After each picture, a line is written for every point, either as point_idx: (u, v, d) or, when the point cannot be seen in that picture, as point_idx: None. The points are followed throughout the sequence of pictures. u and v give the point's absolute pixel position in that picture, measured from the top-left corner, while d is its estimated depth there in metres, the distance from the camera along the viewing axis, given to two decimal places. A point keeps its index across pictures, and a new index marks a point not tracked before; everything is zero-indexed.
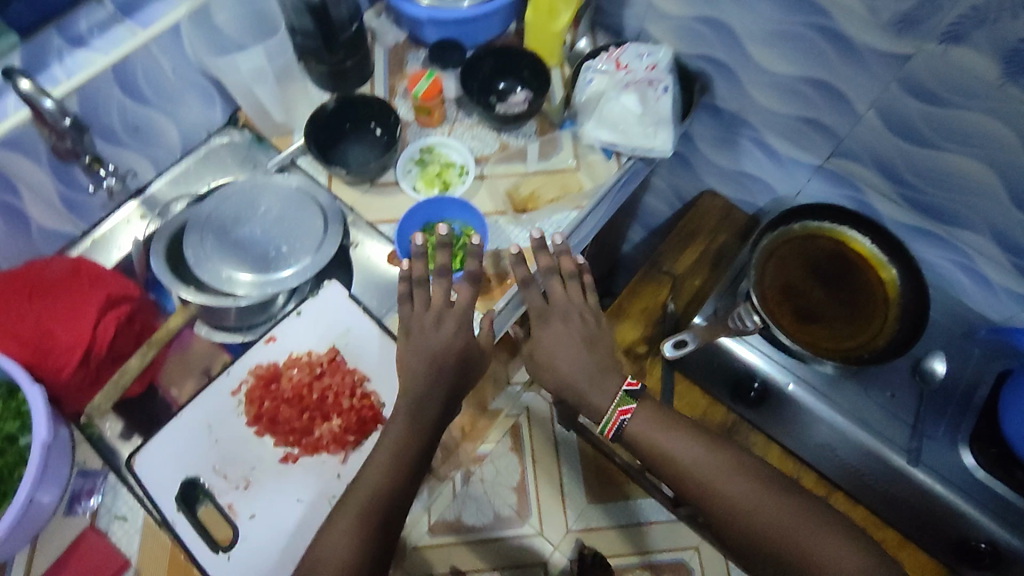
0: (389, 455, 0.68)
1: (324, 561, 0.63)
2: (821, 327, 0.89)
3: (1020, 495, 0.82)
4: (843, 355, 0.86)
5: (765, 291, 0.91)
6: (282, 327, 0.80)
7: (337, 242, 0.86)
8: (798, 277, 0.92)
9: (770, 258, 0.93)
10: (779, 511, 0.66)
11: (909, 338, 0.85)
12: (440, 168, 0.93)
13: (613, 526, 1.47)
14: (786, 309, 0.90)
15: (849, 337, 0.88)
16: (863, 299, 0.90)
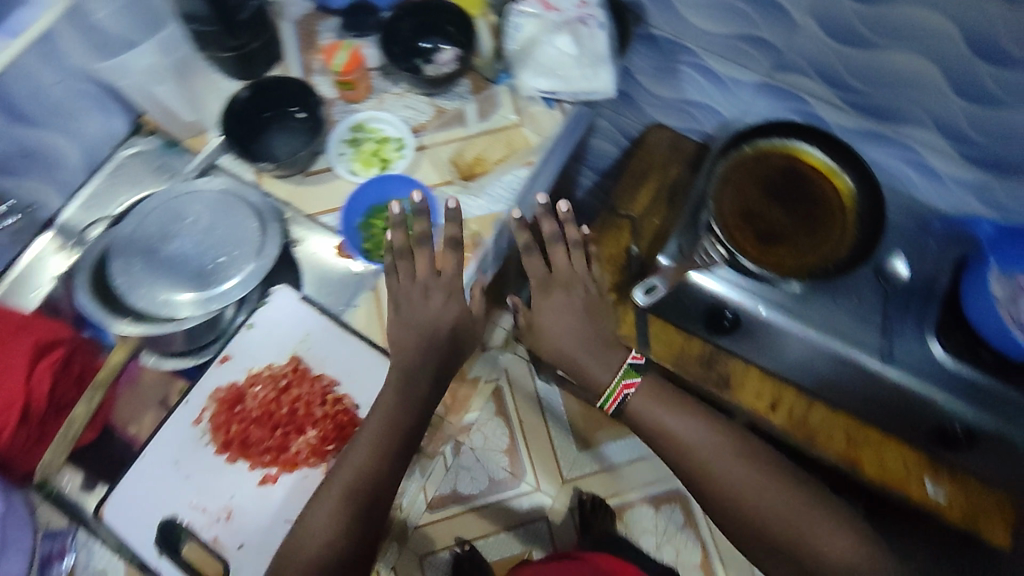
0: (380, 428, 0.67)
1: (307, 538, 0.63)
2: (785, 245, 0.89)
3: (987, 376, 0.84)
4: (810, 269, 0.86)
5: (725, 218, 0.89)
6: (236, 343, 0.74)
7: (277, 242, 0.80)
8: (756, 198, 0.91)
9: (725, 184, 0.91)
10: (778, 505, 0.71)
11: (869, 240, 0.86)
12: (376, 145, 0.86)
13: (607, 469, 1.52)
14: (748, 232, 0.89)
15: (813, 249, 0.88)
16: (822, 211, 0.90)
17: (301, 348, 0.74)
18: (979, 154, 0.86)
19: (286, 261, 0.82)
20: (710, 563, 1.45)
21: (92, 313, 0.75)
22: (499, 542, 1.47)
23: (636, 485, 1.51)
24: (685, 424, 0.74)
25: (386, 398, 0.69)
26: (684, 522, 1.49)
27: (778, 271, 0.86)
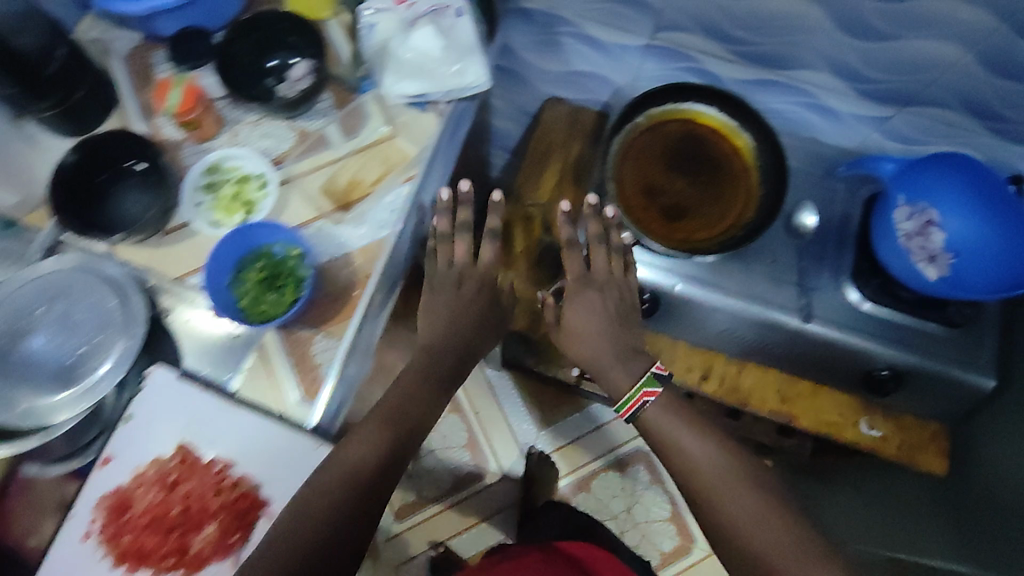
0: (339, 471, 0.64)
1: (307, 510, 0.62)
2: (693, 216, 0.85)
3: (906, 314, 0.85)
4: (720, 238, 0.83)
5: (628, 199, 0.85)
6: (113, 442, 0.68)
7: (142, 319, 0.72)
8: (658, 171, 0.86)
9: (624, 162, 0.86)
10: (778, 532, 0.62)
11: (772, 198, 0.82)
12: (235, 188, 0.77)
13: (570, 442, 1.52)
14: (654, 209, 0.85)
15: (721, 216, 0.84)
16: (724, 174, 0.86)
17: (188, 434, 0.69)
18: (876, 90, 0.82)
19: (162, 334, 0.74)
20: (681, 515, 1.48)
21: None
22: (475, 537, 1.46)
23: (599, 452, 1.51)
24: (699, 446, 0.68)
25: (355, 440, 0.67)
26: (652, 480, 1.50)
27: (688, 248, 0.82)
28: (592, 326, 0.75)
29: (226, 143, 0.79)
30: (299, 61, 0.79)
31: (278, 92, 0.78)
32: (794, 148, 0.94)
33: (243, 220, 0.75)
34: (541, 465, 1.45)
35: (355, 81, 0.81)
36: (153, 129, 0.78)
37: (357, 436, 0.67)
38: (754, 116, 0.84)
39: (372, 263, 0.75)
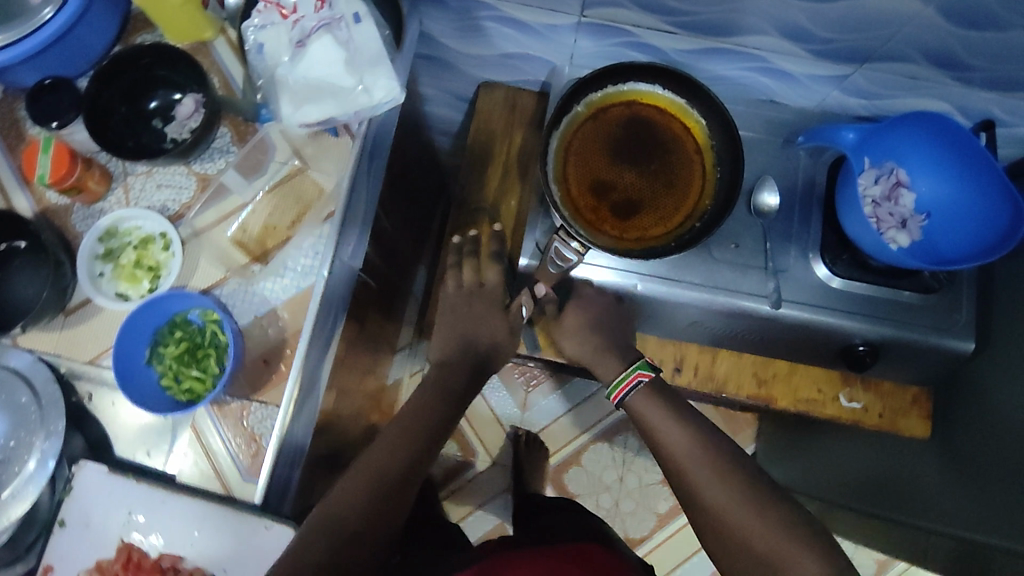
0: (366, 473, 0.65)
1: (334, 518, 0.61)
2: (646, 211, 0.78)
3: (879, 285, 0.80)
4: (676, 234, 0.77)
5: (575, 201, 0.77)
6: (52, 550, 0.65)
7: (59, 412, 0.66)
8: (604, 166, 0.78)
9: (567, 160, 0.78)
10: (752, 513, 0.61)
11: (733, 184, 0.75)
12: (136, 253, 0.70)
13: (557, 419, 1.49)
14: (603, 208, 0.77)
15: (676, 207, 0.78)
16: (676, 160, 0.79)
17: (128, 530, 0.65)
18: (832, 49, 0.74)
19: (88, 419, 0.69)
20: None
21: None
22: (476, 521, 1.45)
23: (587, 425, 1.49)
24: (675, 431, 0.69)
25: (383, 448, 0.68)
26: (642, 446, 1.48)
27: (643, 249, 0.76)
28: (587, 319, 0.82)
29: (120, 200, 0.71)
30: (184, 96, 0.71)
31: (169, 137, 0.70)
32: (751, 115, 0.86)
33: (151, 287, 0.70)
34: (529, 448, 1.43)
35: (253, 110, 0.72)
36: (35, 197, 0.70)
37: (384, 446, 0.68)
38: (704, 94, 0.76)
39: (301, 315, 0.69)
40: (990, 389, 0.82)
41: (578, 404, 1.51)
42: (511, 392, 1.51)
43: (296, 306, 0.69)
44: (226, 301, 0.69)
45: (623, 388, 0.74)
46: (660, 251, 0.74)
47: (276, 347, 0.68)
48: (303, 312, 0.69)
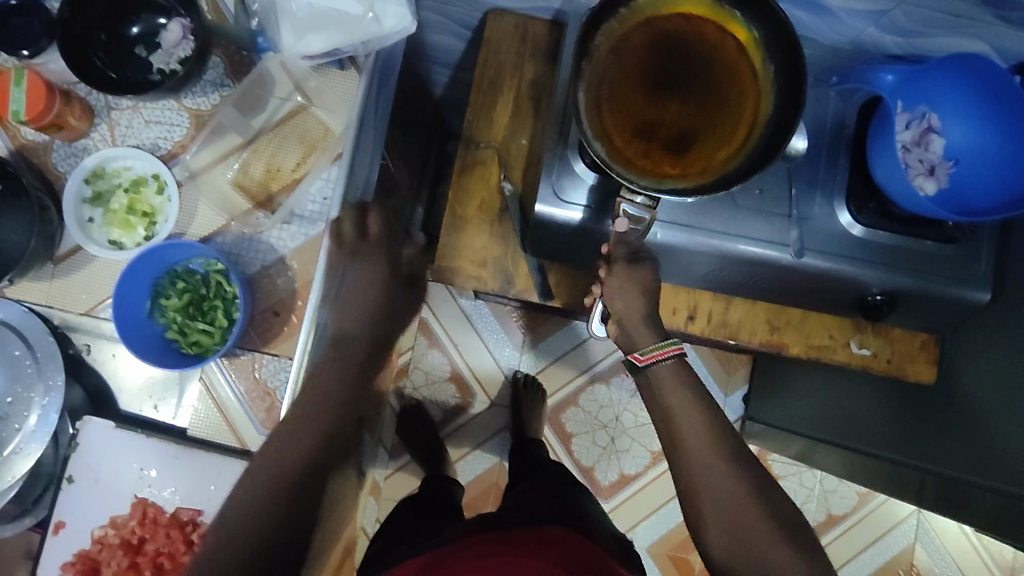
0: (278, 454, 0.56)
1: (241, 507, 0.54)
2: (706, 141, 0.66)
3: (902, 236, 0.78)
4: (747, 150, 0.65)
5: (623, 153, 0.65)
6: (61, 505, 0.62)
7: (58, 365, 0.62)
8: (643, 103, 0.66)
9: (600, 111, 0.66)
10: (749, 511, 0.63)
11: (790, 97, 0.64)
12: (127, 197, 0.65)
13: (554, 362, 1.50)
14: (656, 149, 0.66)
15: (732, 130, 0.66)
16: (718, 76, 0.67)
17: (141, 488, 0.63)
18: None
19: (83, 372, 0.67)
20: None
21: None
22: (474, 461, 1.46)
23: (584, 367, 1.50)
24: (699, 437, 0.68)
25: (274, 443, 0.56)
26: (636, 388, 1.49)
27: (716, 178, 0.64)
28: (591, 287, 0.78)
29: (105, 138, 0.66)
30: (170, 21, 0.64)
31: (156, 71, 0.64)
32: None
33: (147, 234, 0.65)
34: (527, 390, 1.44)
35: (247, 36, 0.64)
36: (11, 134, 0.64)
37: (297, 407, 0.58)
38: None
39: (310, 264, 0.65)
40: (987, 354, 0.83)
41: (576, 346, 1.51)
42: (510, 335, 1.50)
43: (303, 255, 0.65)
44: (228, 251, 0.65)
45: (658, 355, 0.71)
46: (731, 179, 0.63)
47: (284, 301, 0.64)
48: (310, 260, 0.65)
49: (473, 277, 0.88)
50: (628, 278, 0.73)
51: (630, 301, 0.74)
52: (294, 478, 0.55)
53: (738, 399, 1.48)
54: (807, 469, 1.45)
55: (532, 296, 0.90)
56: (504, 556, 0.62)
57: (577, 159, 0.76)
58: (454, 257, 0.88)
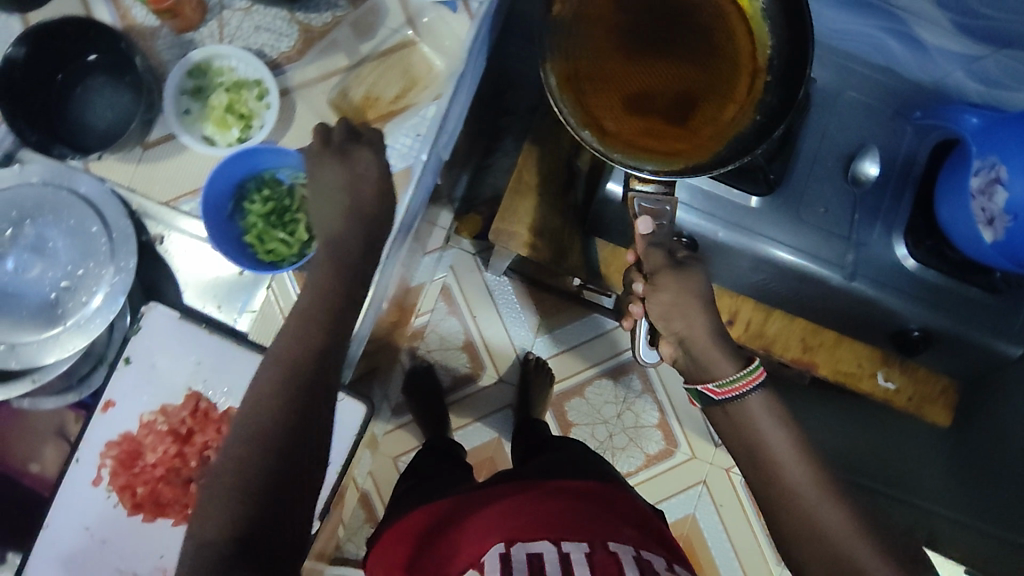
0: (278, 363, 0.55)
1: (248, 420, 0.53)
2: (704, 109, 0.68)
3: (952, 278, 0.80)
4: (751, 107, 0.68)
5: (623, 134, 0.67)
6: (113, 385, 0.63)
7: (133, 248, 0.63)
8: (625, 82, 0.69)
9: (592, 95, 0.67)
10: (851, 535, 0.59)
11: (791, 70, 0.67)
12: (228, 96, 0.65)
13: (568, 349, 1.52)
14: (652, 126, 0.68)
15: (726, 98, 0.69)
16: (702, 45, 0.70)
17: (196, 381, 0.64)
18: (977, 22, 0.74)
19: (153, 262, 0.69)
20: (669, 423, 1.50)
21: None
22: (475, 431, 1.48)
23: (596, 360, 1.52)
24: (780, 435, 0.65)
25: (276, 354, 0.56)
26: (643, 389, 1.51)
27: (727, 142, 0.67)
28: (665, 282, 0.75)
29: (212, 35, 0.67)
30: None
31: None
32: (868, 81, 0.82)
33: (241, 136, 0.66)
34: (537, 371, 1.46)
35: None
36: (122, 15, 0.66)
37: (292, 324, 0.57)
38: None
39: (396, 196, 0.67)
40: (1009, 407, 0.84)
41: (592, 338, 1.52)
42: (528, 315, 1.52)
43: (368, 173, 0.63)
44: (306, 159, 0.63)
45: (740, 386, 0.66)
46: (737, 145, 0.66)
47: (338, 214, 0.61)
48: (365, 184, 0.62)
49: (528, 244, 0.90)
50: (680, 286, 0.68)
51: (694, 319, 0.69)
52: (301, 387, 0.55)
53: None
54: None
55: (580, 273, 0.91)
56: (546, 521, 0.66)
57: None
58: (512, 221, 0.90)
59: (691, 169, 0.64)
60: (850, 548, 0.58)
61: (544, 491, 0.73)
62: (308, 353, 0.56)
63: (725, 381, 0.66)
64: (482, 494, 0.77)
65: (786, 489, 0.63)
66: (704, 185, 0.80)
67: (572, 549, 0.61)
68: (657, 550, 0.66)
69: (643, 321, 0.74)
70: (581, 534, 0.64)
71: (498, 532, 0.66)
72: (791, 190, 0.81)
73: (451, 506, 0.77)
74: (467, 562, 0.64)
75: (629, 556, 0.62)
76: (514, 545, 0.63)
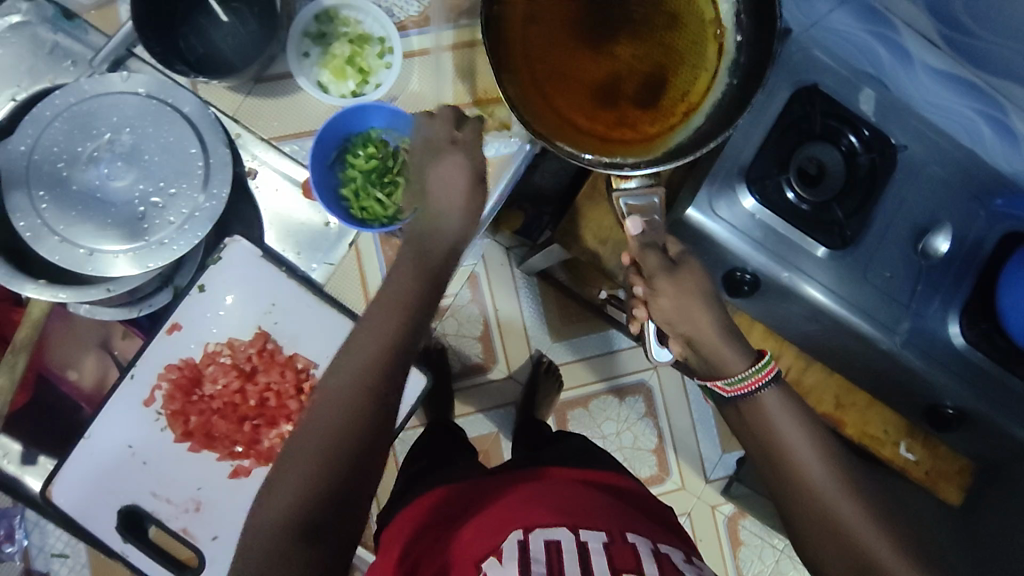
0: (337, 390, 0.52)
1: (312, 437, 0.51)
2: (672, 86, 0.69)
3: (999, 365, 0.81)
4: (722, 76, 0.68)
5: (595, 130, 0.67)
6: (184, 309, 0.62)
7: (230, 174, 0.62)
8: (586, 71, 0.68)
9: (556, 93, 0.66)
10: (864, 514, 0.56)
11: (761, 41, 0.65)
12: (351, 48, 0.65)
13: (579, 359, 1.47)
14: (622, 116, 0.68)
15: (693, 69, 0.69)
16: (658, 23, 0.69)
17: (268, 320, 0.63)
18: None
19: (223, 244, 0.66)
20: (665, 452, 1.47)
21: None
22: (479, 422, 1.45)
23: (605, 375, 1.48)
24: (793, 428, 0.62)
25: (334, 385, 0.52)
26: (646, 413, 1.47)
27: (702, 115, 0.67)
28: None
29: None
30: None
31: None
32: (953, 160, 0.83)
33: (356, 89, 0.66)
34: (547, 375, 1.41)
35: None
36: None
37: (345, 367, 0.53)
38: None
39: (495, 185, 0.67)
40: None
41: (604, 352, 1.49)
42: (548, 317, 1.47)
43: (455, 169, 0.60)
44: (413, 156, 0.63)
45: (751, 383, 0.63)
46: (714, 114, 0.66)
47: (421, 227, 0.59)
48: (456, 174, 0.60)
49: (590, 248, 0.90)
50: (680, 289, 0.68)
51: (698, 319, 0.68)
52: (366, 413, 0.52)
53: (732, 458, 1.47)
54: (771, 545, 1.45)
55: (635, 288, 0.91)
56: (566, 510, 0.69)
57: (745, 193, 0.81)
58: (580, 224, 0.90)
59: (674, 153, 0.65)
60: (873, 544, 0.55)
61: (553, 486, 0.76)
62: (360, 413, 0.52)
63: (735, 378, 0.64)
64: (492, 482, 0.80)
65: (806, 482, 0.59)
66: (779, 228, 0.81)
67: (589, 538, 0.63)
68: (667, 541, 0.70)
69: (650, 325, 0.76)
70: (596, 524, 0.66)
71: (521, 521, 0.66)
72: (861, 250, 0.82)
73: (464, 496, 0.78)
74: (484, 548, 0.63)
75: (647, 549, 0.64)
76: (532, 532, 0.64)
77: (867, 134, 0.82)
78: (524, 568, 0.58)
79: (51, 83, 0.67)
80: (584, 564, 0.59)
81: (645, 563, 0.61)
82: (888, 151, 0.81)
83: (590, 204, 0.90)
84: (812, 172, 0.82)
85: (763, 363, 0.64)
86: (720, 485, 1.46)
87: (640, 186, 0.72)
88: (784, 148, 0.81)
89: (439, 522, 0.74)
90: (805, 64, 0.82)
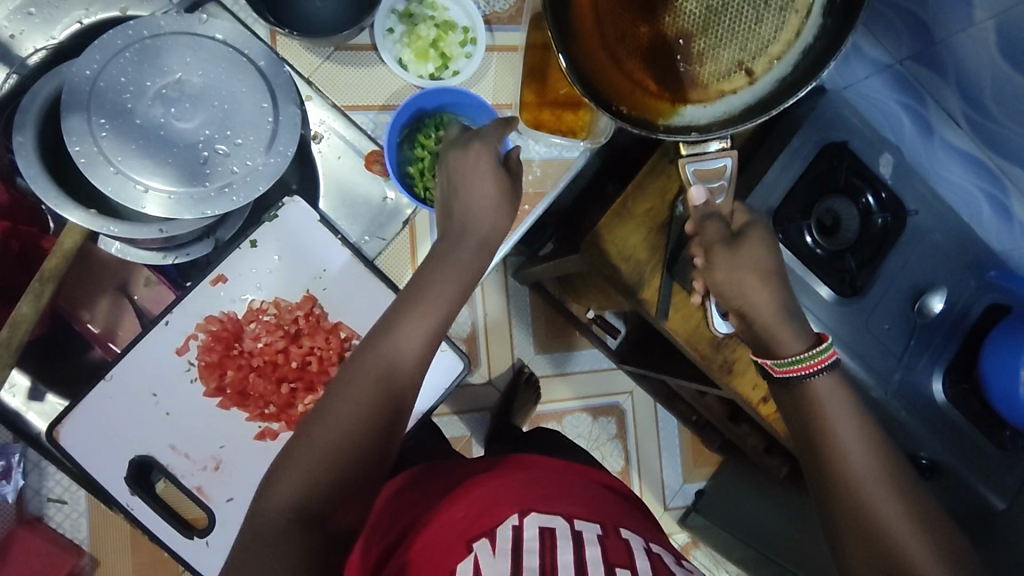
0: (352, 399, 0.55)
1: (315, 439, 0.53)
2: (757, 32, 0.50)
3: (971, 423, 0.87)
4: (818, 12, 0.48)
5: (661, 97, 0.51)
6: (232, 262, 0.61)
7: (297, 137, 0.61)
8: (650, 18, 0.51)
9: (614, 56, 0.51)
10: (895, 509, 0.55)
11: None
12: (436, 32, 0.68)
13: (559, 375, 1.36)
14: (692, 71, 0.51)
15: (786, 6, 0.49)
16: None
17: (314, 288, 0.62)
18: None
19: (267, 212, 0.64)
20: (630, 475, 1.38)
21: (27, 174, 0.57)
22: (453, 423, 1.30)
23: (582, 394, 1.37)
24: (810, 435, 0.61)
25: (345, 395, 0.55)
26: (616, 434, 1.38)
27: (793, 71, 0.49)
28: None
29: None
30: None
31: None
32: (952, 232, 0.90)
33: (434, 72, 0.68)
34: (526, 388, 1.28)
35: None
36: None
37: (357, 376, 0.55)
38: None
39: (551, 187, 0.69)
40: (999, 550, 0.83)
41: (566, 371, 1.37)
42: (534, 328, 1.35)
43: (482, 169, 0.61)
44: (450, 158, 0.61)
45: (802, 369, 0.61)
46: (807, 62, 0.48)
47: (447, 223, 0.62)
48: (485, 177, 0.61)
49: (612, 264, 0.85)
50: (735, 265, 0.66)
51: (752, 293, 0.67)
52: (376, 421, 0.55)
53: (692, 489, 1.42)
54: None
55: (649, 311, 0.84)
56: (556, 494, 0.62)
57: None
58: (604, 239, 0.85)
59: (757, 115, 0.49)
60: (900, 550, 0.54)
61: (535, 469, 0.68)
62: (363, 420, 0.54)
63: (785, 360, 0.62)
64: (472, 464, 0.70)
65: (844, 473, 0.58)
66: (794, 268, 0.85)
67: (584, 528, 0.57)
68: (656, 543, 0.63)
69: (710, 302, 0.80)
70: (590, 516, 0.60)
71: (513, 504, 0.58)
72: (867, 301, 0.86)
73: (449, 470, 0.69)
74: (476, 530, 0.56)
75: (640, 547, 0.57)
76: (527, 517, 0.56)
77: (884, 196, 0.88)
78: (516, 565, 0.50)
79: (122, 13, 0.67)
80: (578, 555, 0.52)
81: (638, 562, 0.54)
82: (902, 214, 0.87)
83: (622, 216, 0.85)
84: (829, 224, 0.87)
85: (821, 349, 0.62)
86: (677, 514, 1.40)
87: (715, 148, 0.66)
88: (809, 197, 0.86)
89: (422, 496, 0.65)
90: (836, 123, 0.88)
